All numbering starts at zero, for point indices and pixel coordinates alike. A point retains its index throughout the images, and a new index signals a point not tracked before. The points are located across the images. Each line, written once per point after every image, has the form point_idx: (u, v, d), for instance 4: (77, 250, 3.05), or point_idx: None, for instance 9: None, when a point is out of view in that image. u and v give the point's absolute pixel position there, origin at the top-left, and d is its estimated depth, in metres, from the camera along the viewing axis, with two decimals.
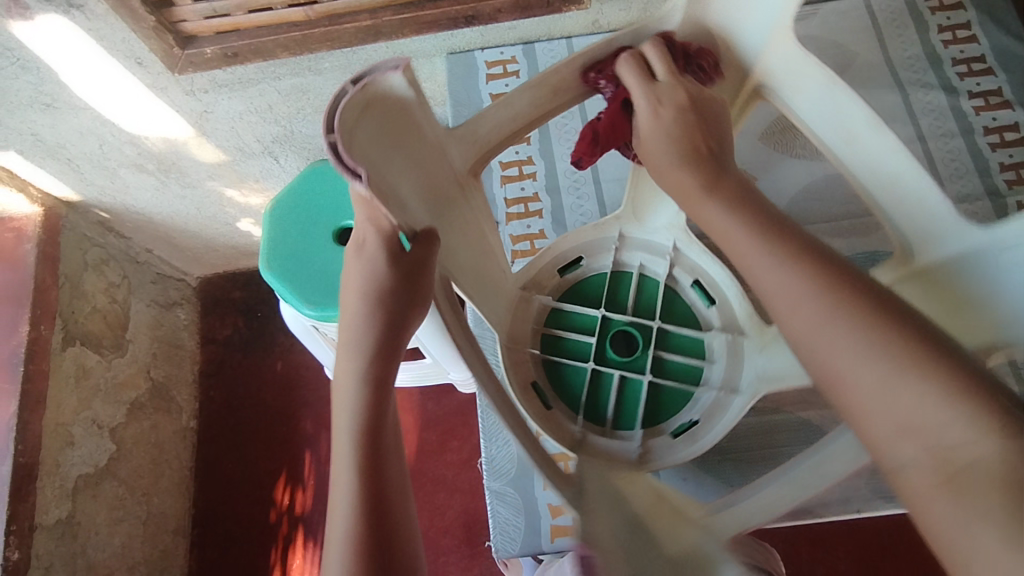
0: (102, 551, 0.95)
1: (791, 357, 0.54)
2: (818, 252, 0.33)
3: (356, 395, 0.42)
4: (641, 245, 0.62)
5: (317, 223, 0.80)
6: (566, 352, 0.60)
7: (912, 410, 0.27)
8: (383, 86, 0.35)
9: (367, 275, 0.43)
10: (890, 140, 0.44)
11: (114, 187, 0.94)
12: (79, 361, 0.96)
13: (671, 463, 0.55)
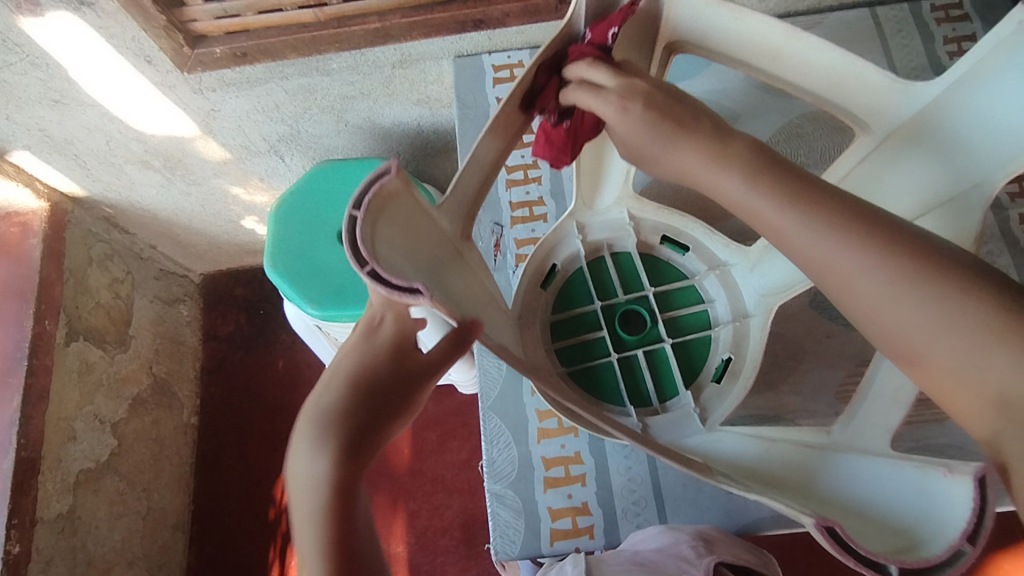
0: (102, 546, 0.95)
1: (785, 267, 0.57)
2: (854, 207, 0.31)
3: (324, 446, 0.37)
4: (600, 226, 0.63)
5: (324, 226, 0.80)
6: (589, 355, 0.60)
7: (995, 372, 0.28)
8: (383, 197, 0.35)
9: (360, 361, 0.41)
10: (828, 48, 0.44)
11: (121, 183, 0.94)
12: (82, 356, 0.96)
13: (727, 407, 0.56)
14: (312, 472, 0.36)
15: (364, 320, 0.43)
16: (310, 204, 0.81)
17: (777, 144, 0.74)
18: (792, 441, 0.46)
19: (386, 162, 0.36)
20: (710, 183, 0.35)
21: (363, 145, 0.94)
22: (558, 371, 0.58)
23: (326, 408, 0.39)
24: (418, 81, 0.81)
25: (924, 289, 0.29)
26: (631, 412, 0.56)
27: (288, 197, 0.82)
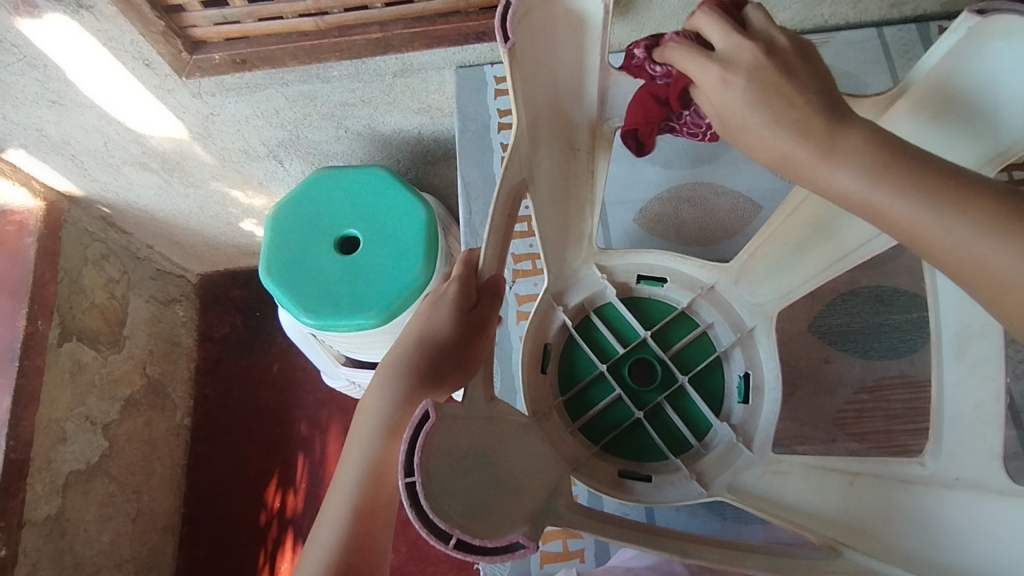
0: (90, 548, 0.94)
1: (772, 278, 0.59)
2: (922, 169, 0.33)
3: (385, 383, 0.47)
4: (577, 290, 0.62)
5: (318, 243, 0.79)
6: (611, 423, 0.59)
7: None
8: (434, 445, 0.31)
9: (426, 322, 0.48)
10: None
11: (118, 183, 0.93)
12: (75, 356, 0.95)
13: (763, 420, 0.56)
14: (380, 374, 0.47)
15: (436, 290, 0.50)
16: (310, 234, 0.79)
17: None
18: (890, 477, 0.44)
19: (420, 407, 0.31)
20: (816, 176, 0.36)
21: (364, 152, 0.94)
22: (592, 453, 0.56)
23: (410, 367, 0.47)
24: (419, 91, 0.80)
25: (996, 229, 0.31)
26: (682, 465, 0.55)
27: (272, 225, 0.80)
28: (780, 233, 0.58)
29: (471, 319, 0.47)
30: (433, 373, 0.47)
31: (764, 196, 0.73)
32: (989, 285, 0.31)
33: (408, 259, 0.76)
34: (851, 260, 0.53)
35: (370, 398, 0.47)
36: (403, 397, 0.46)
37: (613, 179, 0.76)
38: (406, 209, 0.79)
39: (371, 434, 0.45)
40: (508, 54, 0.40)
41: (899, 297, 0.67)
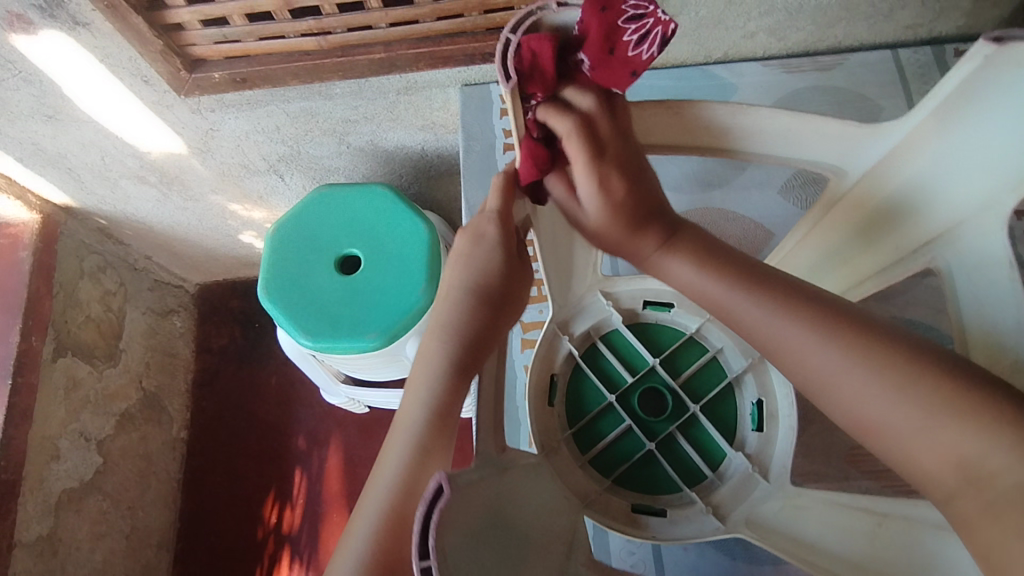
0: (82, 567, 0.92)
1: None
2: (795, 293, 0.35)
3: (438, 372, 0.43)
4: (583, 316, 0.60)
5: (318, 263, 0.77)
6: (621, 455, 0.58)
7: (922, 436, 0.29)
8: (449, 519, 0.30)
9: (471, 268, 0.44)
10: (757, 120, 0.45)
11: (115, 196, 0.92)
12: (70, 372, 0.94)
13: (779, 450, 0.54)
14: (431, 351, 0.44)
15: (467, 228, 0.45)
16: (311, 253, 0.78)
17: (791, 189, 0.72)
18: (922, 522, 0.40)
19: (432, 480, 0.30)
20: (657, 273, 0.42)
21: (366, 167, 0.92)
22: (604, 487, 0.55)
23: (459, 328, 0.43)
24: (423, 108, 0.78)
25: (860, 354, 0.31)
26: (696, 498, 0.53)
27: (273, 243, 0.78)
28: (808, 241, 0.56)
29: (516, 262, 0.45)
30: (484, 333, 0.44)
31: (775, 222, 0.71)
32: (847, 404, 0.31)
33: (411, 279, 0.75)
34: (891, 275, 0.50)
35: (415, 377, 0.43)
36: (452, 366, 0.43)
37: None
38: (411, 228, 0.78)
39: (415, 422, 0.41)
40: (510, 93, 0.36)
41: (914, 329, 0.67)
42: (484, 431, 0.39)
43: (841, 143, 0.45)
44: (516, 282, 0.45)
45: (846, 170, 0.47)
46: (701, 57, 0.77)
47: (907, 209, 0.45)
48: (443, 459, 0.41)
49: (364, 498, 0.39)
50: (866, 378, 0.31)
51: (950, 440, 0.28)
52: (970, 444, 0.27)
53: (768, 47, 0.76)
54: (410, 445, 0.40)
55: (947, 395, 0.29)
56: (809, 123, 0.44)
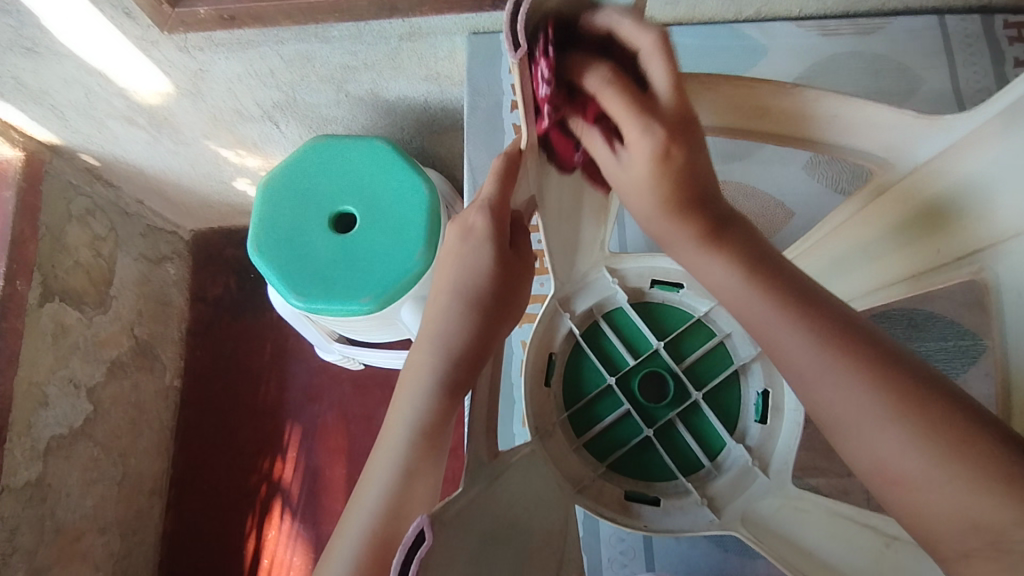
0: (72, 513, 0.92)
1: None
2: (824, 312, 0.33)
3: (427, 384, 0.41)
4: (584, 291, 0.57)
5: (310, 220, 0.73)
6: (618, 440, 0.55)
7: (961, 503, 0.26)
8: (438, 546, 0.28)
9: (464, 268, 0.42)
10: (800, 97, 0.41)
11: (103, 137, 0.87)
12: (58, 318, 0.91)
13: (783, 451, 0.52)
14: (421, 361, 0.42)
15: (459, 219, 0.42)
16: (302, 211, 0.73)
17: (817, 166, 0.68)
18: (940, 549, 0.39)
19: (413, 524, 0.27)
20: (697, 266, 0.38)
21: (366, 118, 0.87)
22: (598, 473, 0.53)
23: (449, 343, 0.41)
24: (428, 56, 0.73)
25: (885, 398, 0.29)
26: (692, 488, 0.52)
27: (263, 197, 0.74)
28: (837, 236, 0.50)
29: (510, 260, 0.42)
30: (477, 345, 0.41)
31: (798, 201, 0.67)
32: (861, 451, 0.30)
33: (408, 242, 0.71)
34: (922, 283, 0.44)
35: (403, 391, 0.41)
36: (443, 384, 0.40)
37: None
38: (407, 188, 0.74)
39: (401, 439, 0.40)
40: (519, 65, 0.31)
41: (933, 322, 0.64)
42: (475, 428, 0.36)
43: (898, 130, 0.40)
44: (512, 285, 0.43)
45: (898, 160, 0.42)
46: (731, 13, 0.70)
47: (956, 210, 0.40)
48: (430, 481, 0.40)
49: (348, 518, 0.38)
50: (889, 430, 0.29)
51: (981, 502, 0.26)
52: (1005, 517, 0.25)
53: (805, 5, 0.70)
54: (395, 465, 0.39)
55: (975, 455, 0.27)
56: (854, 108, 0.40)
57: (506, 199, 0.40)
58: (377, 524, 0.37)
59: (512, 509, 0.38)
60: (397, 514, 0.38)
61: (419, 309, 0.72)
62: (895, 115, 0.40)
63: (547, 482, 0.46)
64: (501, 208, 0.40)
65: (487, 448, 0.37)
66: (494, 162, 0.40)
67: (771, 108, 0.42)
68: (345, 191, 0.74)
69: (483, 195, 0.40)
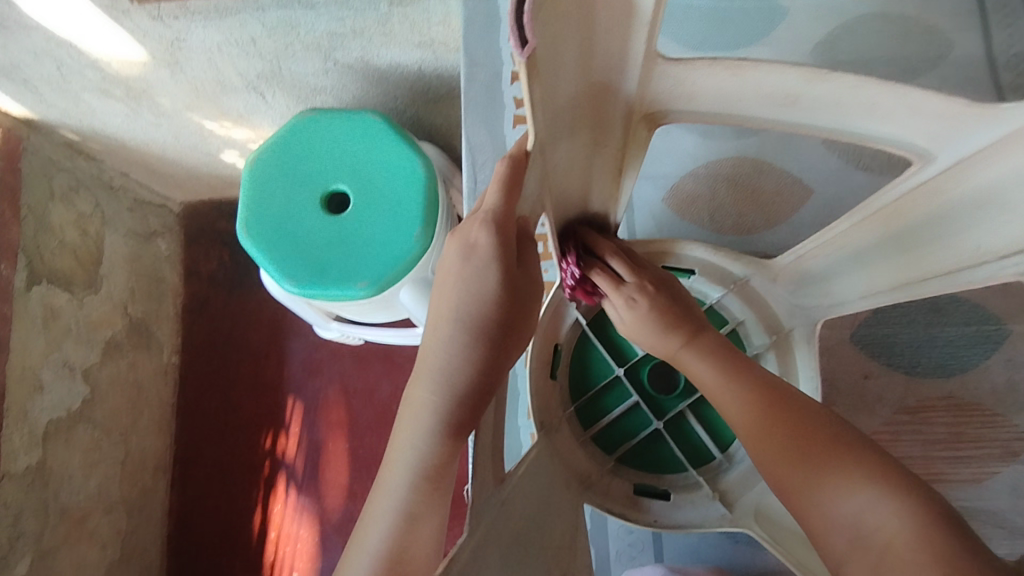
0: (76, 494, 0.92)
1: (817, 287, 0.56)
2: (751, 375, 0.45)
3: (428, 423, 0.40)
4: None
5: (300, 203, 0.69)
6: (628, 433, 0.57)
7: (838, 502, 0.34)
8: None
9: (468, 293, 0.40)
10: (834, 85, 0.37)
11: (80, 110, 0.83)
12: (46, 301, 0.89)
13: None
14: (421, 398, 0.40)
15: (461, 234, 0.40)
16: (293, 194, 0.70)
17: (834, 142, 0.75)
18: None
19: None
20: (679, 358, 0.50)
21: (357, 88, 0.82)
22: (606, 469, 0.54)
23: (452, 378, 0.40)
24: (420, 21, 0.68)
25: (783, 428, 0.40)
26: (703, 482, 0.53)
27: (250, 178, 0.71)
28: (864, 226, 0.48)
29: (517, 281, 0.41)
30: (482, 380, 0.40)
31: (815, 177, 0.75)
32: (778, 477, 0.39)
33: (405, 224, 0.68)
34: (957, 280, 0.42)
35: (403, 428, 0.41)
36: (446, 426, 0.40)
37: (655, 158, 0.78)
38: (403, 167, 0.70)
39: (402, 481, 0.40)
40: (525, 63, 0.28)
41: (957, 307, 0.74)
42: (480, 451, 0.34)
43: (940, 121, 0.36)
44: (520, 307, 0.42)
45: (936, 153, 0.39)
46: None
47: (1004, 202, 0.37)
48: (434, 523, 0.40)
49: (349, 563, 0.38)
50: (786, 453, 0.38)
51: (851, 497, 0.34)
52: (865, 505, 0.33)
53: None
54: (397, 509, 0.39)
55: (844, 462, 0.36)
56: (896, 96, 0.36)
57: (510, 212, 0.38)
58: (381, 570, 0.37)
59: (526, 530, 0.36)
60: (401, 559, 0.38)
61: (417, 291, 0.70)
62: (943, 104, 0.35)
63: (556, 486, 0.45)
64: (505, 221, 0.38)
65: (492, 470, 0.35)
66: (497, 168, 0.36)
67: (801, 96, 0.39)
68: (338, 173, 0.70)
69: (485, 207, 0.38)
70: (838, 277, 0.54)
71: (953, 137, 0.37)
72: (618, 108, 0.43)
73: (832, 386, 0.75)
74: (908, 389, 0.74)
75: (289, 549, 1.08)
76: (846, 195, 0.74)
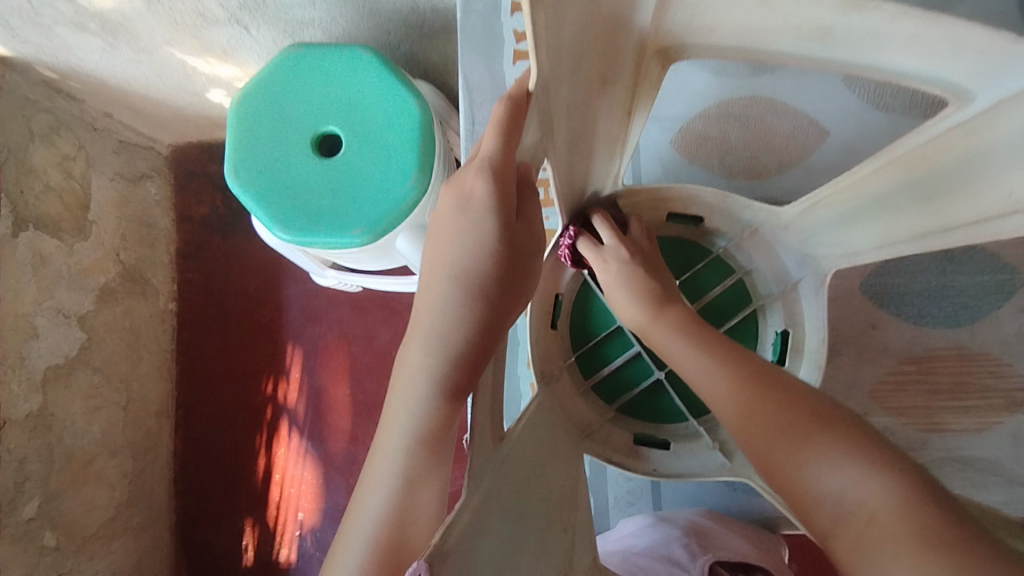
0: (80, 439, 0.93)
1: (826, 240, 0.55)
2: (723, 345, 0.46)
3: (422, 386, 0.40)
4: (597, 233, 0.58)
5: (291, 144, 0.66)
6: (629, 383, 0.58)
7: (822, 476, 0.34)
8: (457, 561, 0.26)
9: (465, 249, 0.40)
10: (871, 19, 0.35)
11: (54, 45, 0.78)
12: (35, 247, 0.87)
13: None
14: (415, 362, 0.41)
15: (457, 183, 0.39)
16: (282, 135, 0.67)
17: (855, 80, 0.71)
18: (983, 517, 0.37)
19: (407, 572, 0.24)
20: (652, 334, 0.50)
21: (347, 21, 0.77)
22: (605, 419, 0.55)
23: (448, 340, 0.40)
24: None
25: (760, 400, 0.40)
26: (702, 432, 0.54)
27: (236, 119, 0.67)
28: (882, 176, 0.46)
29: (514, 240, 0.40)
30: (479, 340, 0.40)
31: (831, 119, 0.72)
32: (757, 451, 0.39)
33: (401, 168, 0.65)
34: (980, 230, 0.41)
35: (398, 391, 0.41)
36: (441, 389, 0.40)
37: (665, 95, 0.74)
38: (396, 106, 0.66)
39: (399, 446, 0.40)
40: None
41: (971, 256, 0.72)
42: (479, 411, 0.33)
43: (985, 56, 0.34)
44: (519, 263, 0.41)
45: (976, 94, 0.37)
46: None
47: None
48: (433, 486, 0.41)
49: (350, 528, 0.39)
50: (761, 425, 0.39)
51: (835, 472, 0.34)
52: (847, 478, 0.33)
53: None
54: (395, 472, 0.40)
55: (822, 435, 0.36)
56: (941, 31, 0.34)
57: (509, 158, 0.36)
58: (383, 532, 0.39)
59: (531, 484, 0.36)
60: (402, 521, 0.39)
61: (415, 239, 0.68)
62: (990, 37, 0.33)
63: (557, 439, 0.45)
64: (501, 167, 0.36)
65: (492, 430, 0.34)
66: (494, 109, 0.34)
67: (833, 33, 0.37)
68: (327, 113, 0.67)
69: (482, 152, 0.37)
70: (849, 231, 0.52)
71: (995, 75, 0.35)
72: (627, 39, 0.40)
73: (838, 336, 0.75)
74: (914, 338, 0.73)
75: (294, 490, 1.10)
76: (863, 136, 0.71)
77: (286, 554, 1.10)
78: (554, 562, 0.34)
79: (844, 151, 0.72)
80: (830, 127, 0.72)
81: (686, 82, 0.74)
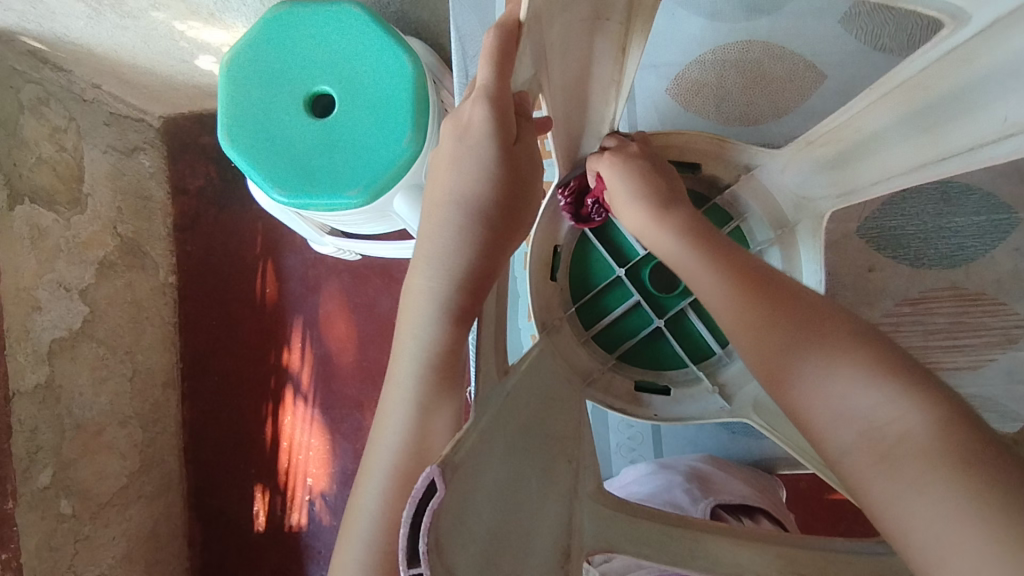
0: (89, 410, 0.94)
1: (826, 179, 0.55)
2: (732, 258, 0.42)
3: (429, 312, 0.41)
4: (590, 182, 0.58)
5: (284, 101, 0.66)
6: (629, 333, 0.59)
7: (842, 397, 0.31)
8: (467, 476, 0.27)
9: (466, 176, 0.41)
10: None
11: (38, 12, 0.77)
12: (32, 221, 0.87)
13: None
14: (421, 284, 0.42)
15: (457, 113, 0.41)
16: (275, 92, 0.66)
17: (852, 20, 0.71)
18: None
19: (423, 475, 0.25)
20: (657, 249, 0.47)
21: None
22: (607, 366, 0.56)
23: (453, 263, 0.41)
24: None
25: (773, 315, 0.36)
26: (703, 378, 0.56)
27: (228, 77, 0.66)
28: (887, 105, 0.46)
29: (514, 168, 0.42)
30: (482, 261, 0.41)
31: (827, 63, 0.71)
32: (768, 370, 0.35)
33: (394, 125, 0.65)
34: (971, 159, 0.40)
35: (407, 316, 0.42)
36: (448, 313, 0.41)
37: (659, 41, 0.74)
38: (387, 60, 0.65)
39: (411, 373, 0.41)
40: None
41: (968, 196, 0.73)
42: (483, 344, 0.34)
43: None
44: (520, 186, 0.43)
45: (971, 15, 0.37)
46: None
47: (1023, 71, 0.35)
48: (448, 415, 0.41)
49: (372, 459, 0.40)
50: (772, 340, 0.35)
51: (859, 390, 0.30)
52: (873, 397, 0.30)
53: None
54: (409, 401, 0.41)
55: (849, 350, 0.32)
56: None
57: (503, 85, 0.37)
58: (401, 461, 0.39)
59: (535, 418, 0.37)
60: (419, 452, 0.39)
61: (411, 198, 0.68)
62: None
63: (559, 380, 0.46)
64: (498, 96, 0.38)
65: (496, 363, 0.35)
66: (485, 40, 0.36)
67: None
68: (317, 68, 0.66)
69: (480, 84, 0.38)
70: (853, 165, 0.52)
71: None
72: None
73: (836, 283, 0.75)
74: (910, 281, 0.74)
75: (302, 456, 1.12)
76: (862, 78, 0.70)
77: (297, 518, 1.12)
78: (559, 487, 0.35)
79: (841, 94, 0.71)
80: (827, 71, 0.72)
81: (680, 25, 0.73)
